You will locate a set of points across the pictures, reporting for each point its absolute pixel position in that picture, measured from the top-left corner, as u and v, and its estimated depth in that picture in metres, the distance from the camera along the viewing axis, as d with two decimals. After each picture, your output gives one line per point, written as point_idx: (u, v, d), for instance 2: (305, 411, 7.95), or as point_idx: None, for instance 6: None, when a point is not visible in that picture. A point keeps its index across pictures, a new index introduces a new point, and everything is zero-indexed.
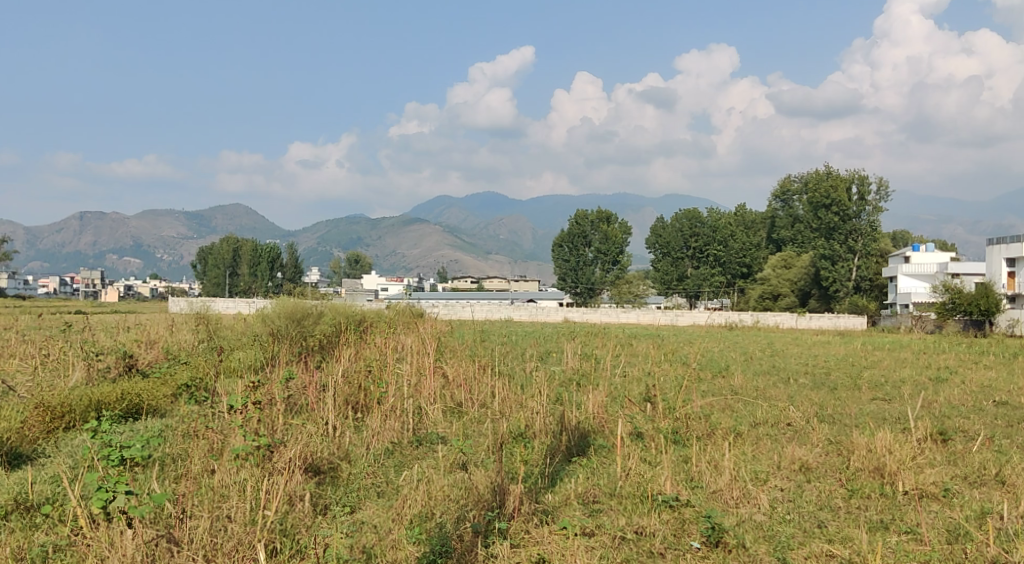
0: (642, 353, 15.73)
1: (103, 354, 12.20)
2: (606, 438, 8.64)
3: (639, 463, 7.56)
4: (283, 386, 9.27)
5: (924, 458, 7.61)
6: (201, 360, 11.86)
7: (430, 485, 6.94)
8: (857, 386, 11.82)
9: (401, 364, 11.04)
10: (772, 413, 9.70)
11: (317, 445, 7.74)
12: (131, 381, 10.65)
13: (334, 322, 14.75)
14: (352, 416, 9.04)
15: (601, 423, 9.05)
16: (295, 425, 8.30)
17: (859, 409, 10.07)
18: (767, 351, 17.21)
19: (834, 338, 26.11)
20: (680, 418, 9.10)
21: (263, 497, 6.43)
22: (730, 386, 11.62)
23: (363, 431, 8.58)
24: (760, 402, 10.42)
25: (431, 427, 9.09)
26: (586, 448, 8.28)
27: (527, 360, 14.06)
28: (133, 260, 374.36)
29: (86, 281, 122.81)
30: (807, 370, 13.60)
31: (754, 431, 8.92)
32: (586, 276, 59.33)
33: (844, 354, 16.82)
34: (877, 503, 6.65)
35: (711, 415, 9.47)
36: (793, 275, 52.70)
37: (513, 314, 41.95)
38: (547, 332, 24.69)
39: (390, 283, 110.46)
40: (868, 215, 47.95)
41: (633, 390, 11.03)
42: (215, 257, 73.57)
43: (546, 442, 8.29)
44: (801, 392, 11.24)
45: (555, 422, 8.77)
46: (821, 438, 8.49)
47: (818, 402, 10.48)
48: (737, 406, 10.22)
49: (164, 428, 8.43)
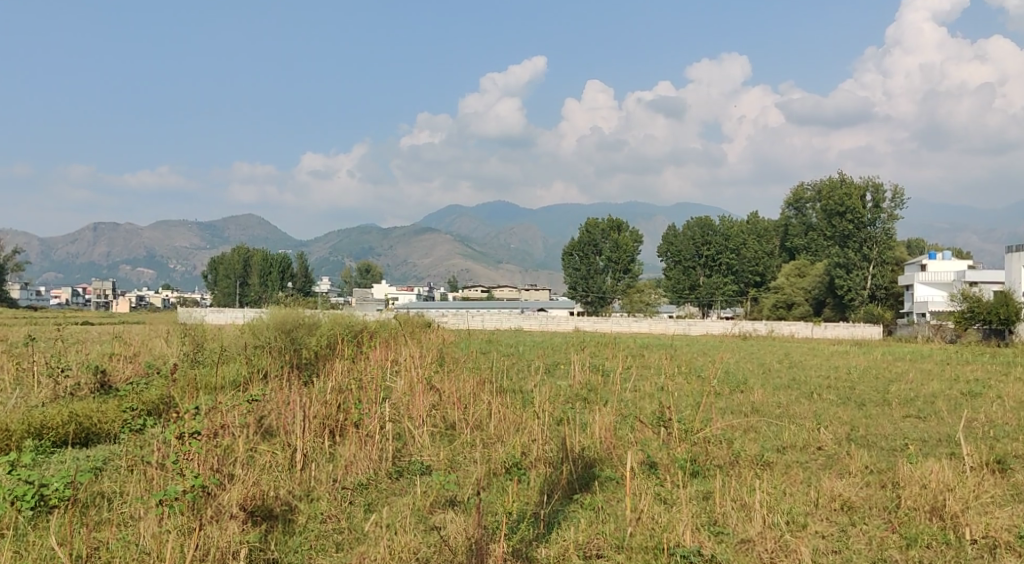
0: (654, 364, 15.14)
1: (74, 368, 11.80)
2: (616, 468, 8.05)
3: (653, 505, 6.93)
4: (246, 409, 8.73)
5: (988, 496, 6.97)
6: (174, 374, 11.37)
7: (398, 537, 6.28)
8: (886, 402, 11.13)
9: (393, 379, 10.52)
10: (800, 435, 9.10)
11: (271, 485, 7.14)
12: (92, 401, 10.20)
13: (329, 334, 14.27)
14: (326, 444, 8.48)
15: (608, 447, 8.48)
16: (250, 460, 7.74)
17: (894, 429, 9.47)
18: (785, 362, 16.56)
19: (852, 348, 25.38)
20: (699, 443, 8.50)
21: (190, 557, 5.77)
22: (751, 402, 11.01)
23: (335, 462, 8.03)
24: (785, 421, 9.82)
25: (415, 452, 8.51)
26: (591, 482, 7.66)
27: (533, 373, 13.53)
28: (147, 272, 376.33)
29: (98, 292, 122.43)
30: (830, 384, 12.94)
31: (783, 458, 8.32)
32: (597, 284, 58.78)
33: (866, 365, 16.09)
34: (943, 557, 6.01)
35: (733, 439, 8.87)
36: (807, 283, 51.89)
37: (523, 323, 41.41)
38: (556, 341, 24.13)
39: (400, 292, 110.19)
40: (883, 222, 47.20)
41: (646, 409, 10.40)
42: (225, 267, 73.30)
43: (542, 476, 7.69)
44: (825, 409, 10.62)
45: (554, 449, 8.20)
46: (860, 467, 7.89)
47: (847, 421, 9.83)
48: (762, 427, 9.59)
49: (106, 464, 7.90)
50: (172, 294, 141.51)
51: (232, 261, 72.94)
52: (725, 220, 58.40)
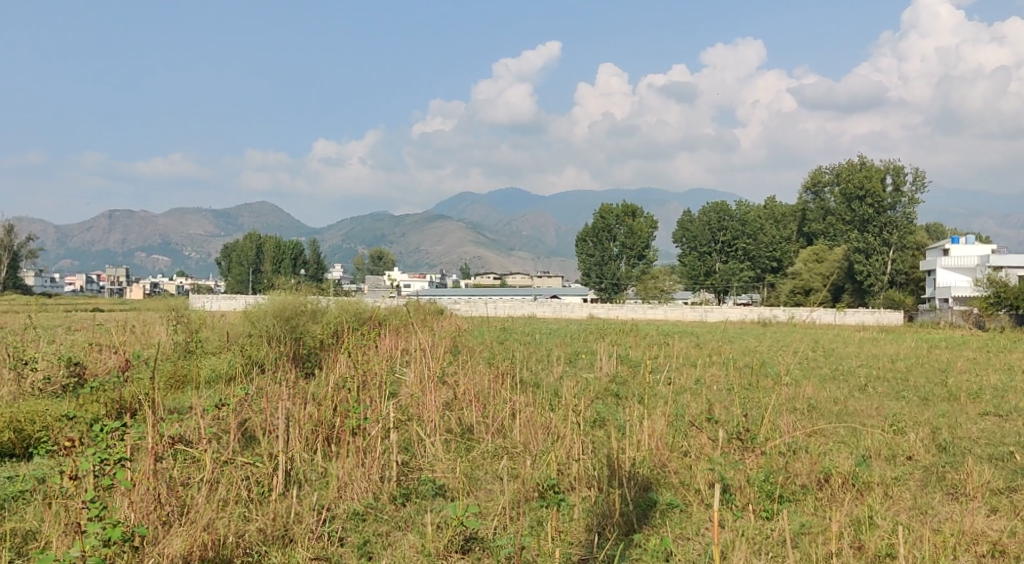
0: (681, 353, 14.46)
1: (48, 359, 11.13)
2: (675, 493, 7.28)
3: (749, 554, 5.94)
4: (213, 419, 7.85)
5: None
6: (154, 371, 10.69)
7: None
8: (953, 396, 10.33)
9: (405, 372, 9.77)
10: (884, 442, 8.34)
11: (232, 526, 6.23)
12: (57, 402, 9.51)
13: (334, 322, 13.64)
14: (328, 460, 7.69)
15: (661, 465, 7.72)
16: (212, 482, 6.89)
17: (981, 432, 8.72)
18: (819, 350, 15.78)
19: (879, 335, 24.39)
20: (774, 458, 7.71)
21: None
22: (804, 398, 10.23)
23: (333, 485, 7.24)
24: (856, 425, 9.02)
25: (431, 467, 7.76)
26: (649, 511, 6.82)
27: (555, 364, 12.88)
28: (162, 260, 378.63)
29: (111, 279, 122.88)
30: (877, 374, 12.14)
31: (880, 473, 7.50)
32: (611, 270, 57.82)
33: (905, 353, 15.29)
34: None
35: (806, 449, 8.09)
36: (825, 269, 49.29)
37: (537, 309, 40.81)
38: (573, 329, 23.34)
39: (410, 279, 109.43)
40: (903, 206, 46.01)
41: (694, 408, 9.68)
42: (237, 254, 72.79)
43: (584, 504, 6.86)
44: (890, 407, 9.85)
45: (595, 468, 7.39)
46: (982, 488, 7.05)
47: (927, 423, 9.05)
48: (834, 429, 8.86)
49: (27, 503, 7.00)
50: (186, 281, 142.27)
51: (244, 249, 72.41)
52: (742, 205, 57.58)
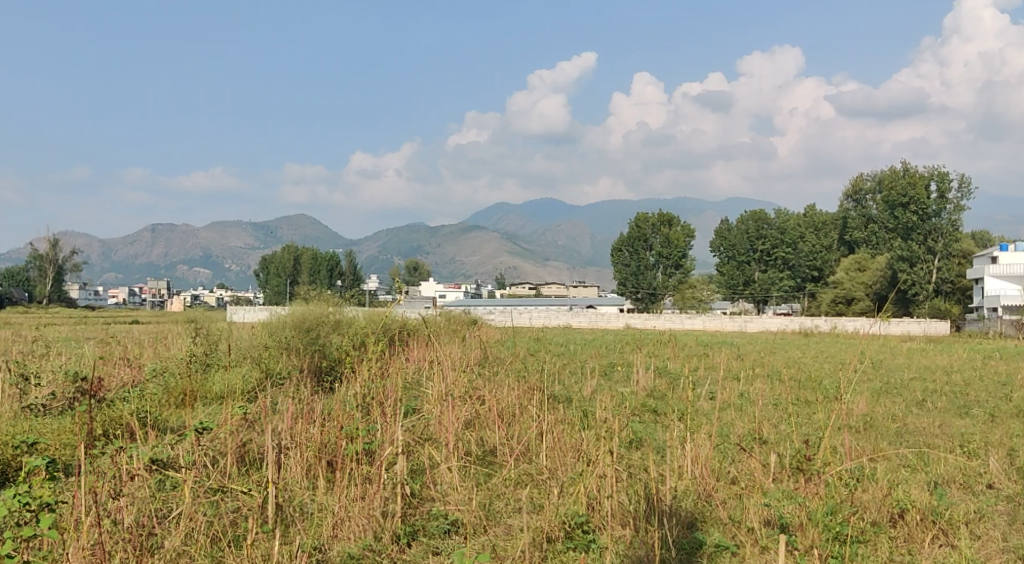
0: (720, 365, 13.91)
1: (59, 374, 10.96)
2: (722, 531, 6.77)
3: None
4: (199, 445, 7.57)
5: None
6: (163, 390, 10.47)
7: None
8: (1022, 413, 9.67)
9: (428, 387, 9.43)
10: (958, 470, 7.74)
11: None
12: (64, 421, 9.28)
13: (356, 333, 13.36)
14: (353, 488, 7.36)
15: (705, 498, 7.23)
16: (189, 521, 6.56)
17: None
18: (867, 361, 15.06)
19: (926, 345, 23.37)
20: (835, 489, 7.18)
21: None
22: (859, 414, 9.67)
23: (353, 518, 6.86)
24: (923, 448, 8.43)
25: (454, 496, 7.36)
26: (692, 553, 6.31)
27: (588, 377, 12.44)
28: (203, 272, 385.13)
29: (154, 290, 125.14)
30: (932, 387, 11.49)
31: (959, 507, 6.94)
32: (647, 280, 57.05)
33: (959, 364, 14.52)
34: None
35: (868, 475, 7.55)
36: (867, 278, 48.01)
37: (571, 320, 40.30)
38: (608, 340, 22.78)
39: (445, 289, 109.42)
40: (949, 213, 44.38)
41: (740, 426, 9.18)
42: (275, 265, 73.44)
43: (616, 546, 6.39)
44: (956, 425, 9.26)
45: (629, 504, 6.91)
46: None
47: (1000, 443, 8.45)
48: (899, 453, 8.29)
49: None
50: (226, 293, 144.34)
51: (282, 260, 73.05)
52: (780, 213, 56.21)
